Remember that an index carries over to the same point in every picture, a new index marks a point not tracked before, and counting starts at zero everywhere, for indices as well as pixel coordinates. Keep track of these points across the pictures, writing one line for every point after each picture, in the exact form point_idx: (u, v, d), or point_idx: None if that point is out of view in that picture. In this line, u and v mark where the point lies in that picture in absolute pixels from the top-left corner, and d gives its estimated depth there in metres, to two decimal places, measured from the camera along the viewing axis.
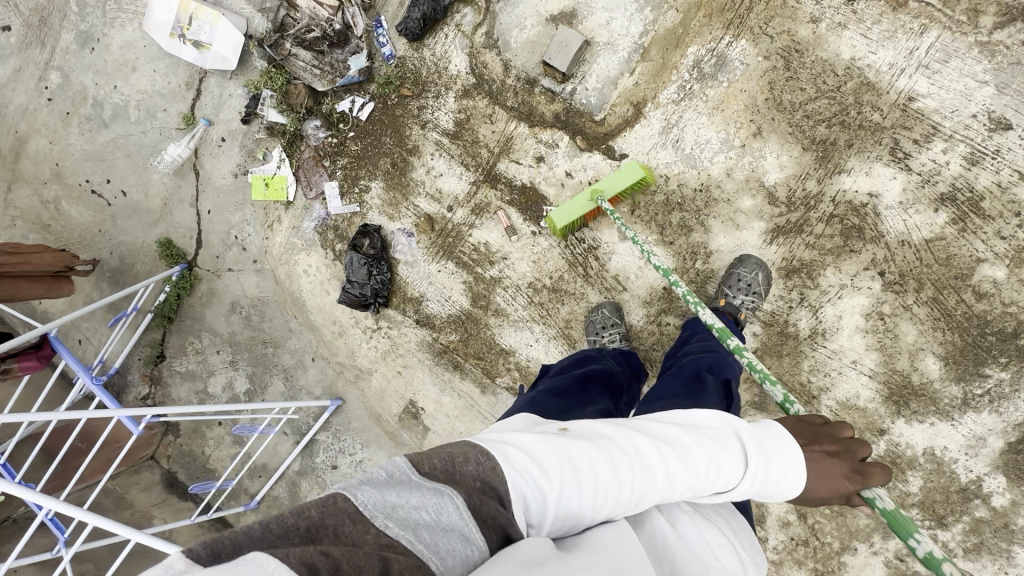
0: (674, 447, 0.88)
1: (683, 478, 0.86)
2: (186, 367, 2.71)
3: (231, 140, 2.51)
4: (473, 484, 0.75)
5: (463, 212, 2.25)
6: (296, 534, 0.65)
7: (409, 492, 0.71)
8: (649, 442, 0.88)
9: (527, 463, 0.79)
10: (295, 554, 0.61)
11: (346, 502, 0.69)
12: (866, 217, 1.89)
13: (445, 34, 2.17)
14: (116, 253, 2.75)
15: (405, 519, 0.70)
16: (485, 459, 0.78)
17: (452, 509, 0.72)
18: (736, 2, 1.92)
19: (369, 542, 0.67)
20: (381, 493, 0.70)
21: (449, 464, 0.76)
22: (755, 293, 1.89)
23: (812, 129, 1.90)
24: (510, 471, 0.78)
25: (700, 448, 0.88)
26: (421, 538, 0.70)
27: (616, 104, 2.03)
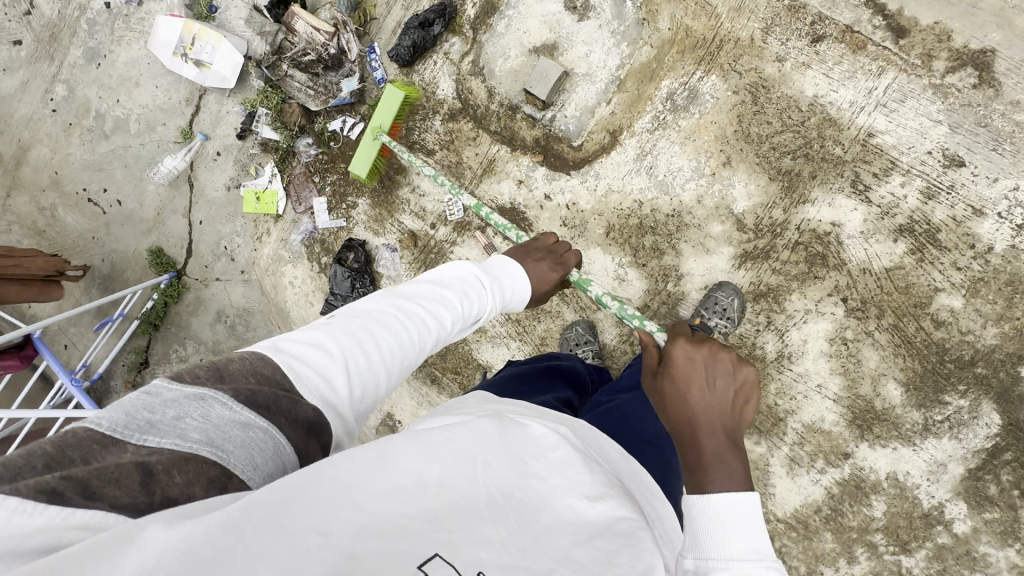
0: (431, 299, 1.14)
1: (448, 309, 1.13)
2: (168, 374, 2.74)
3: (226, 154, 2.60)
4: (248, 378, 0.78)
5: (446, 229, 2.33)
6: (37, 465, 0.61)
7: (163, 404, 0.70)
8: (406, 301, 1.09)
9: (308, 353, 0.87)
10: (31, 485, 0.57)
11: (91, 430, 0.65)
12: (829, 245, 1.97)
13: (435, 61, 2.28)
14: (107, 260, 2.81)
15: (167, 429, 0.68)
16: (256, 365, 0.81)
17: (218, 407, 0.71)
18: (708, 40, 2.04)
19: (128, 457, 0.65)
20: (133, 413, 0.68)
21: (215, 370, 0.76)
22: (728, 316, 1.98)
23: (778, 160, 2.00)
24: (294, 365, 0.84)
25: (453, 295, 1.16)
26: (189, 437, 0.68)
27: (593, 131, 2.13)
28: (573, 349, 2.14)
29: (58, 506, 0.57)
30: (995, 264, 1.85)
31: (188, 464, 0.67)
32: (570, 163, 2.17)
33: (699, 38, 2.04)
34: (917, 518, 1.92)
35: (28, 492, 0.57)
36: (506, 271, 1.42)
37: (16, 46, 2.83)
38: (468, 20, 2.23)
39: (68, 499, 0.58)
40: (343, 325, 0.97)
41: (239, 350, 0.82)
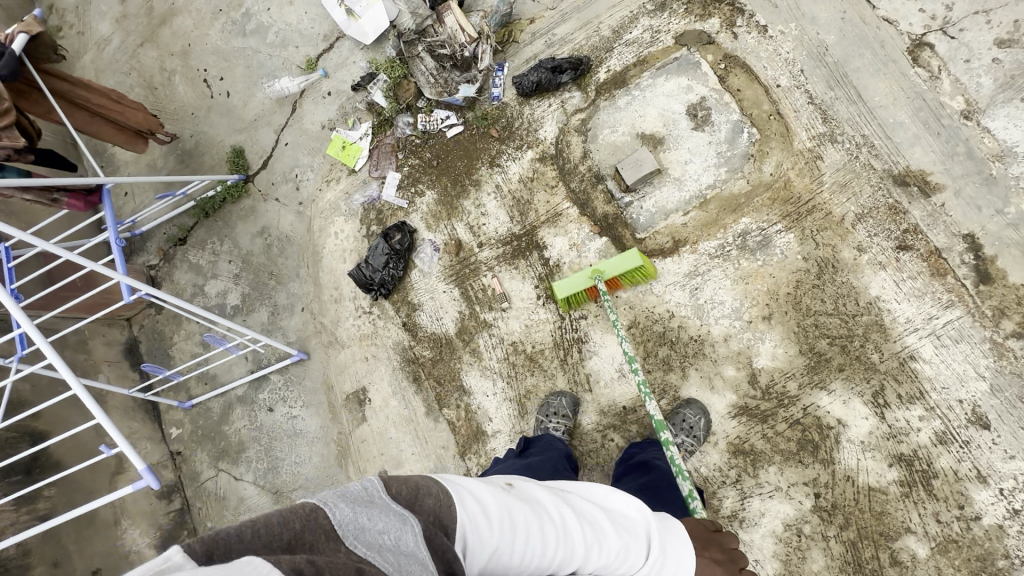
0: (591, 522, 1.13)
1: (597, 557, 1.10)
2: (197, 260, 2.91)
3: (335, 97, 2.76)
4: (428, 516, 0.95)
5: (490, 253, 2.40)
6: (283, 539, 0.81)
7: (379, 516, 0.89)
8: (577, 520, 1.11)
9: (482, 522, 1.00)
10: (286, 562, 0.73)
11: (325, 518, 0.86)
12: (826, 438, 1.96)
13: (550, 103, 2.37)
14: (194, 138, 3.00)
15: (369, 540, 0.86)
16: (440, 506, 0.97)
17: (409, 537, 0.88)
18: (801, 200, 2.06)
19: (343, 557, 0.82)
20: (354, 514, 0.88)
21: (410, 493, 0.97)
22: (693, 436, 2.02)
23: (815, 338, 2.01)
24: (460, 515, 0.98)
25: (617, 536, 1.13)
26: (383, 557, 0.84)
27: (659, 232, 2.18)
28: (548, 416, 2.17)
29: None
30: (975, 534, 1.81)
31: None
32: (625, 250, 2.22)
33: (793, 194, 2.07)
34: None
35: (285, 569, 0.72)
36: (681, 551, 1.23)
37: None
38: (596, 82, 2.31)
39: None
40: (516, 514, 1.05)
41: (434, 482, 1.01)
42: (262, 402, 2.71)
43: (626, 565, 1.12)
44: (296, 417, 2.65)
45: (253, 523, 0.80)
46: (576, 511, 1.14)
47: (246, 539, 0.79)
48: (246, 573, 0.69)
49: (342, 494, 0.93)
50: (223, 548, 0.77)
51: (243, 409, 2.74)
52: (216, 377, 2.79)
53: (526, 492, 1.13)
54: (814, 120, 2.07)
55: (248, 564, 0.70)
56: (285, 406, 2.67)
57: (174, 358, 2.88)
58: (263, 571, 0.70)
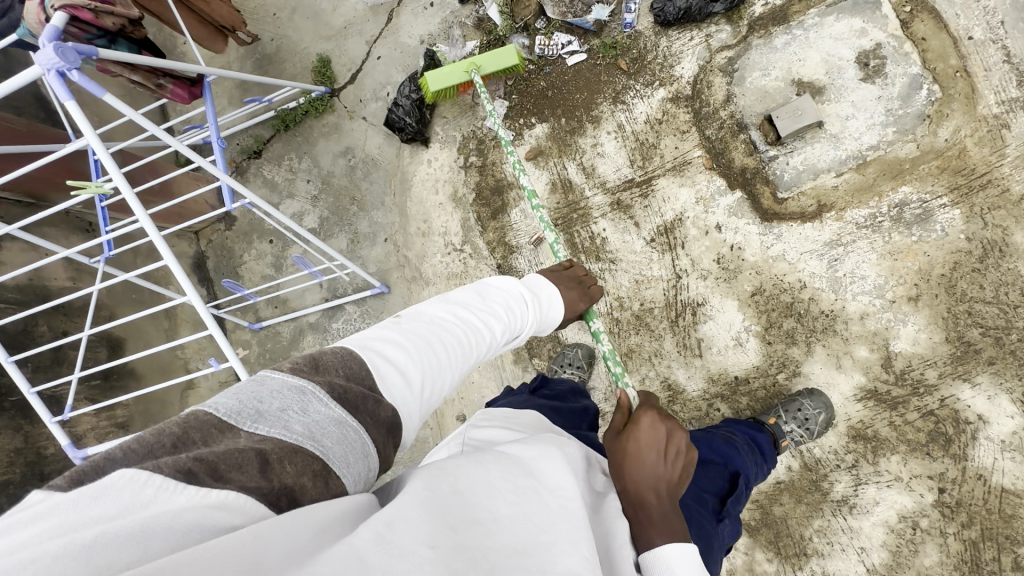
0: (466, 304, 1.13)
1: (495, 325, 1.13)
2: (272, 176, 2.73)
3: (438, 9, 2.50)
4: (336, 372, 0.83)
5: (602, 198, 2.21)
6: (166, 444, 0.64)
7: (270, 395, 0.74)
8: (453, 308, 1.11)
9: (390, 349, 0.92)
10: (169, 463, 0.60)
11: (211, 414, 0.70)
12: (961, 433, 1.83)
13: (691, 37, 2.11)
14: (274, 42, 2.76)
15: (267, 417, 0.71)
16: (346, 359, 0.86)
17: (316, 403, 0.76)
18: (975, 173, 1.84)
19: (241, 441, 0.67)
20: (239, 402, 0.72)
21: (310, 359, 0.81)
22: (808, 429, 1.87)
23: (965, 327, 1.84)
24: (368, 354, 0.89)
25: (489, 300, 1.18)
26: (294, 430, 0.71)
27: (804, 194, 1.97)
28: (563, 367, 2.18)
29: (194, 488, 0.59)
30: None
31: (297, 456, 0.69)
32: (760, 210, 2.03)
33: (967, 165, 1.85)
34: None
35: (168, 471, 0.59)
36: (545, 289, 1.35)
37: None
38: (749, 17, 2.05)
39: (196, 479, 0.60)
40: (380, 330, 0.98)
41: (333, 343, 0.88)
42: (335, 332, 2.60)
43: (519, 318, 1.20)
44: None
45: (128, 440, 0.63)
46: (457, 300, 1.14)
47: (120, 456, 0.61)
48: (122, 489, 0.56)
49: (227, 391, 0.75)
50: (98, 474, 0.59)
51: (314, 336, 2.63)
52: (288, 301, 2.68)
53: (415, 314, 1.06)
54: (1006, 82, 1.82)
55: (120, 477, 0.56)
56: None
57: (242, 277, 2.75)
58: (140, 477, 0.57)
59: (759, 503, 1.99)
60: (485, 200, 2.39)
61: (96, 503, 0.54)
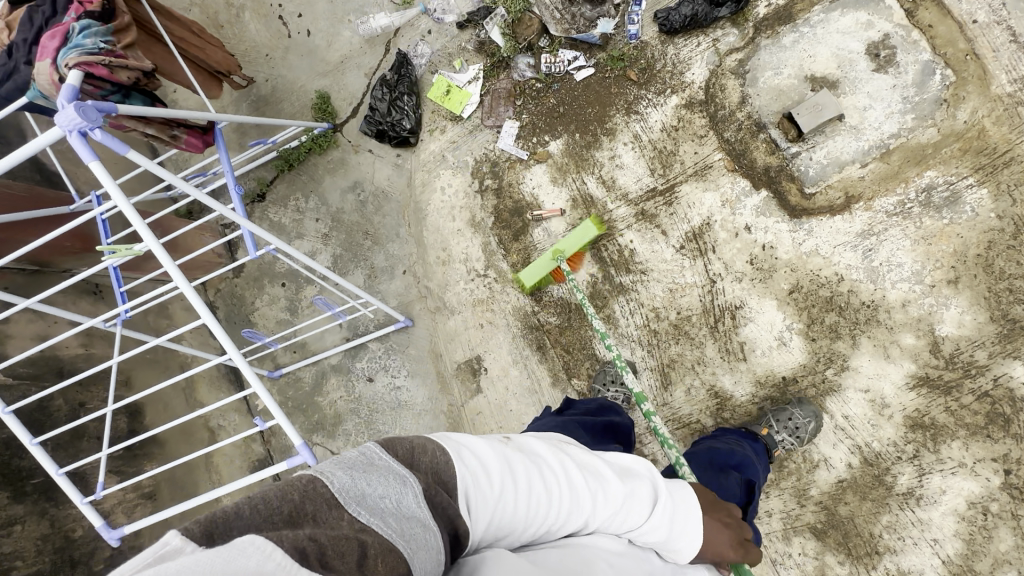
0: (592, 474, 0.95)
1: (603, 510, 0.92)
2: (279, 218, 2.66)
3: (437, 36, 2.49)
4: (428, 472, 0.80)
5: (626, 210, 2.18)
6: (283, 515, 0.66)
7: (377, 479, 0.74)
8: (578, 472, 0.93)
9: (481, 471, 0.84)
10: (288, 539, 0.61)
11: (325, 488, 0.70)
12: (1018, 411, 1.82)
13: (699, 42, 2.12)
14: (269, 83, 2.71)
15: (373, 506, 0.71)
16: (441, 464, 0.82)
17: (411, 499, 0.74)
18: (997, 151, 1.86)
19: (345, 527, 0.67)
20: (352, 479, 0.73)
21: (408, 452, 0.80)
22: (796, 437, 1.89)
23: (1007, 305, 1.85)
24: (461, 458, 0.84)
25: (619, 482, 0.95)
26: (388, 524, 0.70)
27: (831, 187, 1.97)
28: (606, 385, 2.13)
29: (306, 569, 0.59)
30: None
31: (390, 555, 0.67)
32: (789, 207, 2.02)
33: (988, 145, 1.86)
34: None
35: (286, 546, 0.60)
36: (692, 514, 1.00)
37: None
38: (754, 18, 2.07)
39: (308, 562, 0.60)
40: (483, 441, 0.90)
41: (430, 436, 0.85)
42: (360, 372, 2.51)
43: (637, 521, 0.94)
44: (400, 386, 2.46)
45: (249, 498, 0.66)
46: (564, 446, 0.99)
47: (246, 514, 0.64)
48: (249, 557, 0.56)
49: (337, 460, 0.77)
50: (225, 528, 0.62)
51: (338, 379, 2.53)
52: (307, 345, 2.58)
53: (524, 445, 0.96)
54: (1015, 61, 1.85)
55: (249, 544, 0.57)
56: (387, 376, 2.48)
57: (256, 324, 2.65)
58: (266, 548, 0.58)
59: (824, 504, 1.96)
60: (506, 223, 2.35)
61: (225, 568, 0.55)
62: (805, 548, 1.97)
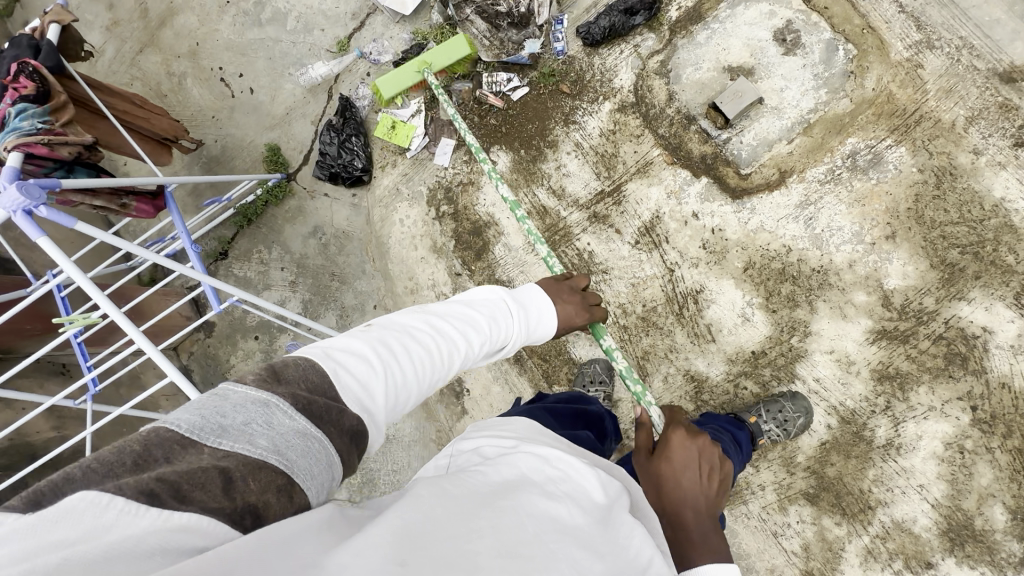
0: (461, 320, 1.08)
1: (475, 337, 1.07)
2: (243, 272, 2.67)
3: (375, 77, 2.58)
4: (299, 385, 0.78)
5: (579, 215, 2.27)
6: (126, 462, 0.62)
7: (233, 409, 0.70)
8: (444, 321, 1.06)
9: (352, 361, 0.86)
10: (130, 485, 0.58)
11: (172, 432, 0.66)
12: (973, 348, 1.91)
13: (621, 50, 2.25)
14: (218, 143, 2.76)
15: (229, 432, 0.68)
16: (313, 371, 0.81)
17: (280, 415, 0.72)
18: (907, 112, 2.00)
19: (205, 460, 0.65)
20: (203, 418, 0.68)
21: (271, 372, 0.77)
22: (784, 428, 1.93)
23: (945, 250, 1.95)
24: (341, 374, 0.83)
25: (477, 312, 1.12)
26: (257, 444, 0.69)
27: (764, 165, 2.09)
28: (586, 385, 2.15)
29: (156, 510, 0.57)
30: None
31: (261, 472, 0.67)
32: (730, 190, 2.12)
33: (899, 107, 2.00)
34: None
35: (131, 494, 0.57)
36: (539, 302, 1.28)
37: None
38: (668, 21, 2.20)
39: (159, 501, 0.58)
40: (359, 343, 0.91)
41: (294, 353, 0.83)
42: None
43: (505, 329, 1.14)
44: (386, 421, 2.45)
45: (87, 461, 0.60)
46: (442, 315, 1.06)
47: (77, 478, 0.59)
48: (83, 512, 0.54)
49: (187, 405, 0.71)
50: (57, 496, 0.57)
51: None
52: None
53: (389, 324, 1.01)
54: (907, 29, 2.01)
55: (81, 501, 0.55)
56: None
57: None
58: (101, 501, 0.56)
59: (812, 469, 2.01)
60: (466, 244, 2.40)
61: (54, 527, 0.53)
62: (802, 515, 2.01)
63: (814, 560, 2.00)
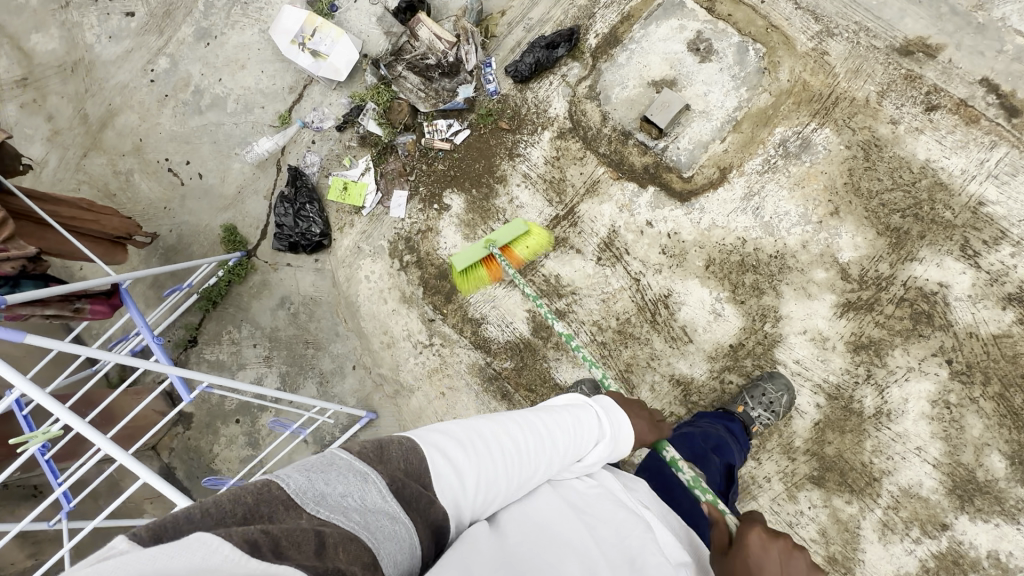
0: (549, 414, 1.08)
1: (563, 437, 1.04)
2: (216, 356, 2.62)
3: (321, 143, 2.63)
4: (398, 464, 0.83)
5: (539, 242, 2.31)
6: (237, 514, 0.66)
7: (336, 479, 0.75)
8: (535, 416, 1.06)
9: (446, 448, 0.91)
10: (238, 533, 0.61)
11: (281, 489, 0.70)
12: (935, 305, 1.97)
13: (551, 81, 2.35)
14: (174, 232, 2.76)
15: (334, 505, 0.72)
16: (407, 454, 0.85)
17: (375, 494, 0.76)
18: (824, 96, 2.13)
19: (302, 522, 0.68)
20: (311, 483, 0.73)
21: (377, 449, 0.82)
22: (773, 410, 1.96)
23: (887, 217, 2.04)
24: (430, 455, 0.88)
25: (567, 411, 1.10)
26: (350, 517, 0.72)
27: (704, 166, 2.17)
28: None
29: (257, 560, 0.59)
30: None
31: (351, 542, 0.70)
32: (677, 194, 2.19)
33: (815, 93, 2.13)
34: None
35: (236, 541, 0.59)
36: (616, 403, 1.21)
37: (129, 17, 2.90)
38: (589, 49, 2.33)
39: None
40: (482, 428, 0.99)
41: (398, 433, 0.88)
42: None
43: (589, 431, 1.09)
44: None
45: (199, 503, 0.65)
46: (555, 419, 1.06)
47: (196, 517, 0.63)
48: (195, 551, 0.56)
49: (297, 464, 0.76)
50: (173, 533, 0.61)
51: None
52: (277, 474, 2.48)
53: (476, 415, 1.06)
54: (807, 22, 2.16)
55: (196, 540, 0.56)
56: None
57: (220, 471, 2.53)
58: (212, 543, 0.57)
59: (811, 450, 2.01)
60: (435, 289, 2.41)
61: (170, 563, 0.54)
62: (812, 500, 2.00)
63: (834, 544, 1.96)
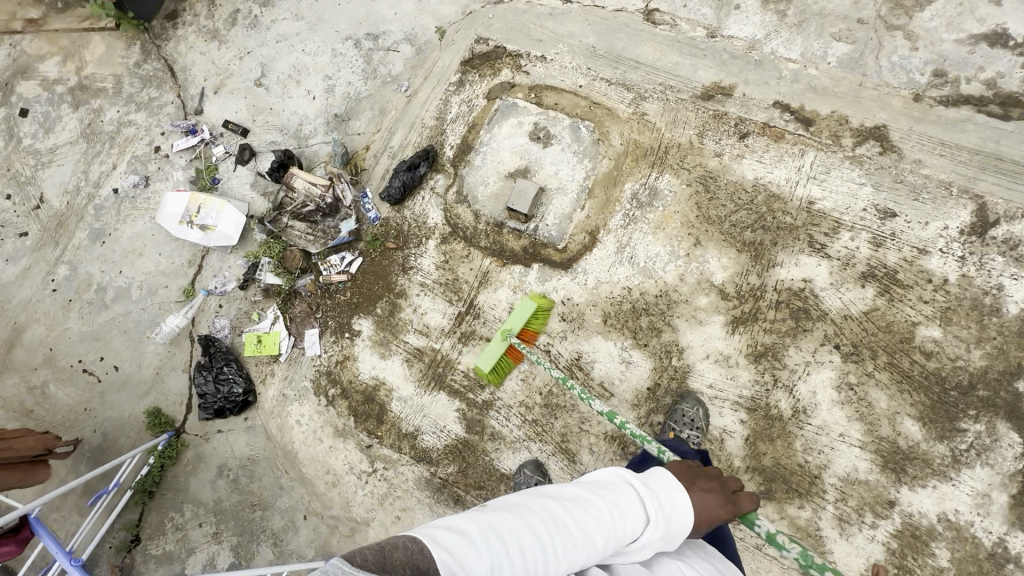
0: (577, 502, 1.21)
1: (592, 528, 1.16)
2: (162, 548, 2.50)
3: (228, 305, 2.72)
4: (405, 568, 0.97)
5: (450, 342, 2.41)
6: None
7: None
8: (559, 504, 1.21)
9: (461, 543, 1.05)
10: None
11: None
12: (807, 299, 2.15)
13: (422, 196, 2.58)
14: (99, 431, 2.72)
15: None
16: (417, 552, 1.00)
17: None
18: (655, 149, 2.41)
19: None
20: None
21: (379, 555, 0.97)
22: (699, 427, 2.08)
23: (741, 235, 2.26)
24: (435, 545, 1.03)
25: (602, 500, 1.22)
26: None
27: (574, 234, 2.38)
28: None
29: None
30: (955, 292, 2.07)
31: None
32: (559, 265, 2.37)
33: (648, 148, 2.41)
34: (984, 560, 1.88)
35: None
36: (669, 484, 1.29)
37: (22, 237, 3.00)
38: (447, 161, 2.59)
39: None
40: (498, 524, 1.13)
41: (400, 537, 1.03)
42: None
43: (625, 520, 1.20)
44: None
45: None
46: (580, 505, 1.20)
47: None
48: None
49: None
50: None
51: None
52: None
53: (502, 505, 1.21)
54: (621, 94, 2.50)
55: None
56: None
57: None
58: None
59: (751, 467, 2.07)
60: (366, 414, 2.44)
61: None
62: (768, 516, 2.04)
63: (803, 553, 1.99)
